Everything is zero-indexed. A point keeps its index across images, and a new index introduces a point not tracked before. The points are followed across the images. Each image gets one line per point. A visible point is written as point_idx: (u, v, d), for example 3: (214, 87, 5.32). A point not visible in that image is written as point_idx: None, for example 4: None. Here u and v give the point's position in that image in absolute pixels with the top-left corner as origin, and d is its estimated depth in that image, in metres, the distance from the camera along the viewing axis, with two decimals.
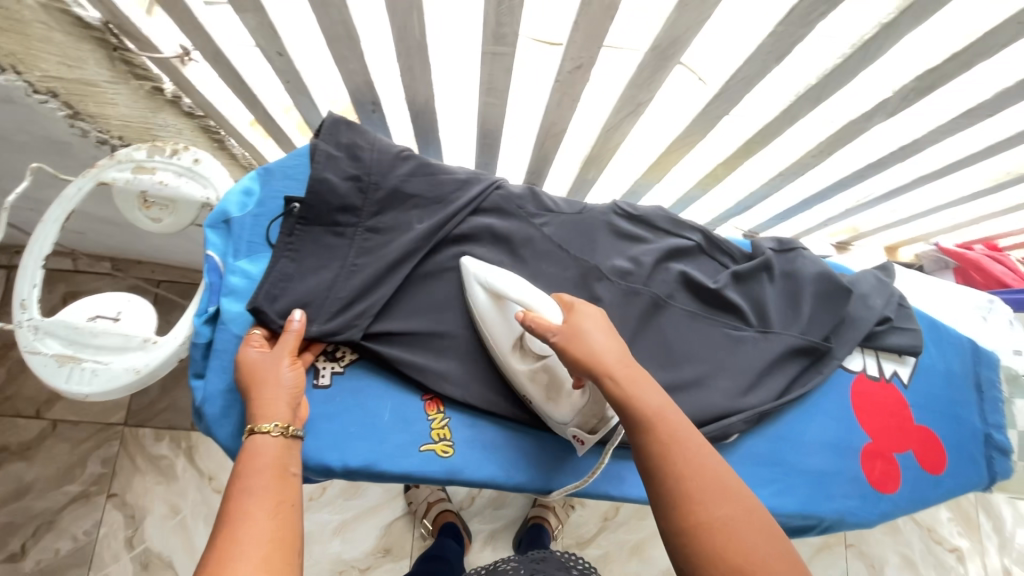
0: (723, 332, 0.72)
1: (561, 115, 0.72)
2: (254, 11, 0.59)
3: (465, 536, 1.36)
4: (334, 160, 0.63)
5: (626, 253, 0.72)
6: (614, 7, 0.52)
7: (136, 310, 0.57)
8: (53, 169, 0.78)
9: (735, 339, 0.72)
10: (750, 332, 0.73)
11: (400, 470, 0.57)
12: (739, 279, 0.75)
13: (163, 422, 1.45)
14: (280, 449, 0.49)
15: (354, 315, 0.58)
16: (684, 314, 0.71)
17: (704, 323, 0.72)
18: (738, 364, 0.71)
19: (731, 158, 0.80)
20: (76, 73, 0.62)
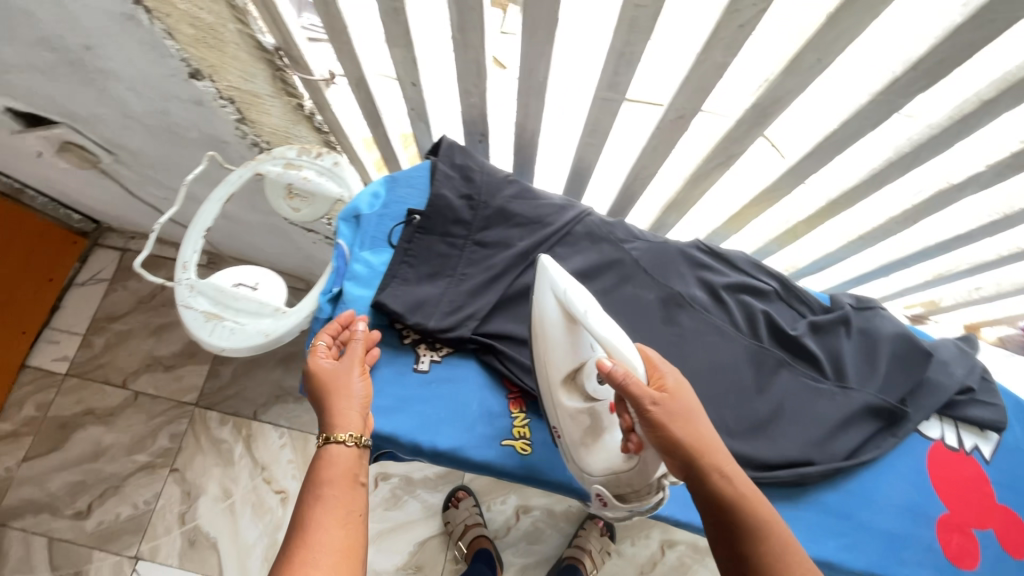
0: (801, 381, 0.73)
1: (653, 159, 0.78)
2: (404, 47, 0.69)
3: (497, 566, 1.35)
4: (450, 178, 0.71)
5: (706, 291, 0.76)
6: (724, 66, 0.59)
7: (271, 284, 0.66)
8: (223, 160, 0.88)
9: (813, 390, 0.73)
10: (827, 384, 0.74)
11: (483, 458, 0.62)
12: (817, 329, 0.77)
13: (229, 408, 1.54)
14: (353, 459, 0.54)
15: (465, 316, 0.66)
16: (761, 353, 0.74)
17: (780, 366, 0.74)
18: (814, 415, 0.72)
19: (813, 217, 0.83)
20: (248, 85, 0.74)
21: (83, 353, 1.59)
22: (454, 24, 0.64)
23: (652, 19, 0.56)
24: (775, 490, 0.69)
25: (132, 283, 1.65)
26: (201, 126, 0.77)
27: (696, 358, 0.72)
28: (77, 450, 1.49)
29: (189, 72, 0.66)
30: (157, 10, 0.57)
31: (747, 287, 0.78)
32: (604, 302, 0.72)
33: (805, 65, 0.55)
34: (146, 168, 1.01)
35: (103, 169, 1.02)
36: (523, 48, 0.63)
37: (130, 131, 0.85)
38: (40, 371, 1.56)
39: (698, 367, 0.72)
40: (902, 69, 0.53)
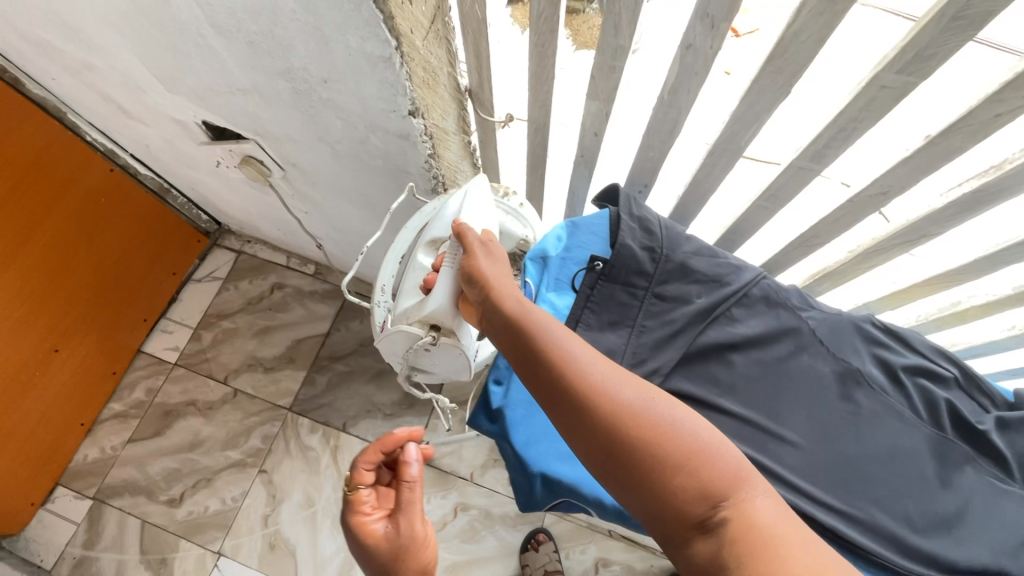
0: (989, 480, 0.68)
1: (831, 230, 0.77)
2: (603, 100, 0.72)
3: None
4: (632, 228, 0.72)
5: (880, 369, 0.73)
6: (956, 151, 0.58)
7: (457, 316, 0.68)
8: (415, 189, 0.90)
9: (1002, 492, 0.68)
10: (1016, 489, 0.69)
11: None
12: (1007, 425, 0.71)
13: (319, 416, 1.58)
14: None
15: (649, 371, 0.68)
16: (947, 446, 0.69)
17: (967, 462, 0.69)
18: (1008, 521, 0.66)
19: (993, 304, 0.78)
20: (441, 123, 0.78)
21: (192, 345, 1.67)
22: (666, 85, 0.66)
23: (892, 99, 0.56)
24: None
25: (243, 284, 1.74)
26: (390, 157, 0.82)
27: (879, 442, 0.68)
28: (177, 439, 1.56)
29: (408, 109, 0.70)
30: (407, 53, 0.61)
31: (925, 370, 0.74)
32: (781, 370, 0.70)
33: None
34: (307, 186, 1.07)
35: (268, 183, 1.10)
36: (734, 114, 0.64)
37: (314, 153, 0.91)
38: (153, 358, 1.66)
39: (881, 451, 0.68)
40: None
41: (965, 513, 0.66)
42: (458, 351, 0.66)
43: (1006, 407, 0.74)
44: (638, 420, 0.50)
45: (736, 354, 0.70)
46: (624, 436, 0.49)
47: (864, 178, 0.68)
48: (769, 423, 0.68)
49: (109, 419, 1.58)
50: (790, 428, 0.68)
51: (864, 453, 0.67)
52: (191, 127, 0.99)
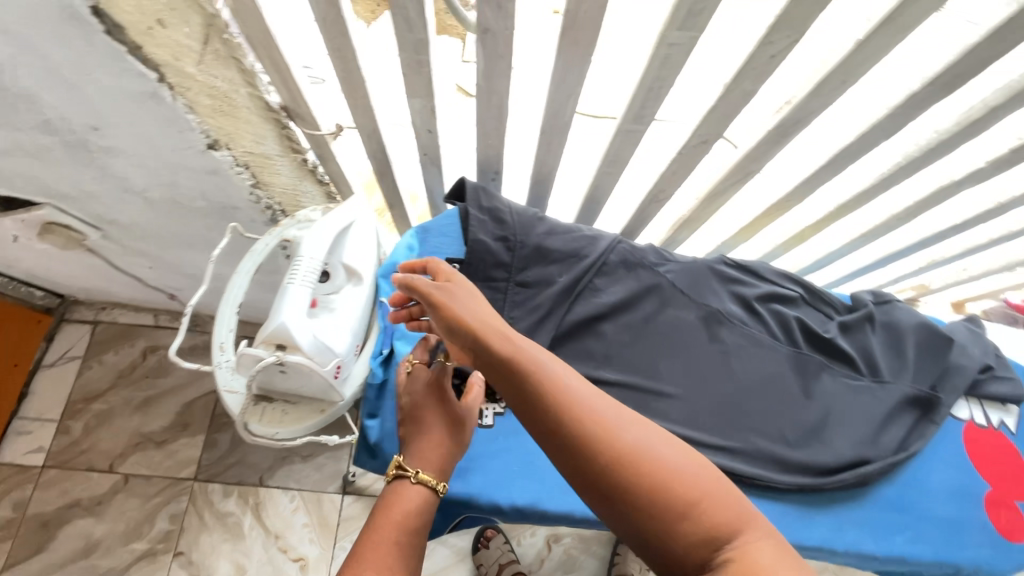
0: (842, 381, 0.76)
1: (672, 183, 0.80)
2: (425, 97, 0.69)
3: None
4: (484, 220, 0.70)
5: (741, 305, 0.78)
6: (750, 94, 0.61)
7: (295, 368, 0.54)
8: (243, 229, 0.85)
9: (853, 388, 0.76)
10: (865, 381, 0.77)
11: (565, 511, 0.58)
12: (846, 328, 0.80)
13: (231, 477, 1.45)
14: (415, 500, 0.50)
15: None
16: (802, 359, 0.76)
17: (822, 370, 0.76)
18: (860, 412, 0.74)
19: (821, 221, 0.86)
20: (260, 148, 0.71)
21: (61, 440, 1.46)
22: (479, 72, 0.64)
23: (684, 55, 0.57)
24: (841, 494, 0.70)
25: (108, 358, 1.54)
26: (210, 195, 0.74)
27: (747, 374, 0.73)
28: (65, 549, 1.36)
29: (207, 143, 0.63)
30: (178, 85, 0.55)
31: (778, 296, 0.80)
32: (650, 330, 0.73)
33: (831, 85, 0.58)
34: (138, 240, 0.95)
35: (88, 246, 0.95)
36: (550, 90, 0.63)
37: (125, 205, 0.80)
38: (13, 468, 1.42)
39: (750, 381, 0.73)
40: (921, 84, 0.57)
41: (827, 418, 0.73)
42: (312, 371, 0.54)
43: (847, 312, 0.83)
44: (646, 457, 0.39)
45: (604, 323, 0.72)
46: (600, 466, 0.38)
47: (685, 130, 0.71)
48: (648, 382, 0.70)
49: None
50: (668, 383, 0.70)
51: (736, 388, 0.72)
52: None
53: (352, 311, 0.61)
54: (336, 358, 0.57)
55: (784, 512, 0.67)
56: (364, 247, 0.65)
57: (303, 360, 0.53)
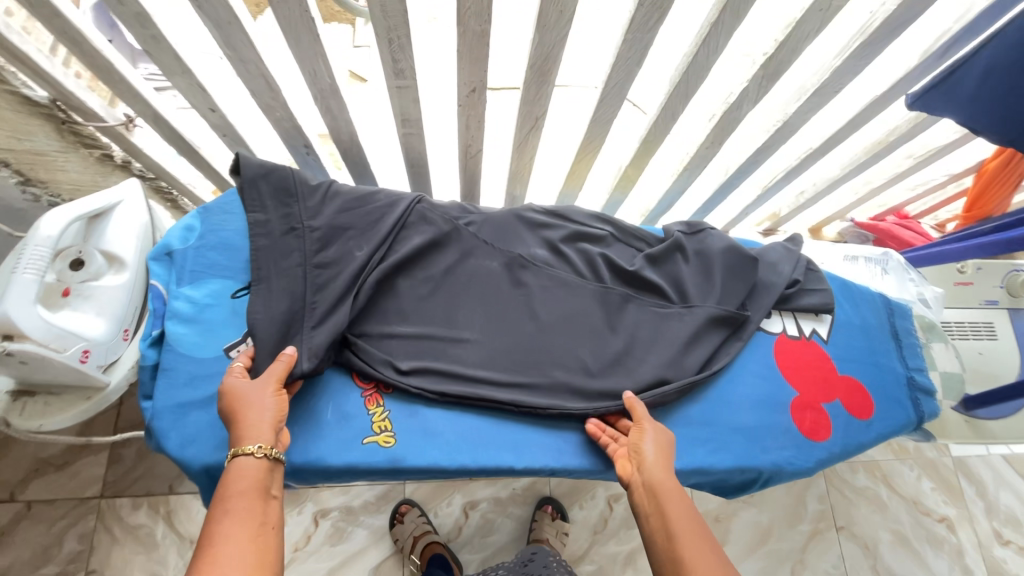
0: (651, 309, 0.78)
1: (473, 136, 0.81)
2: (183, 74, 0.67)
3: (455, 567, 1.36)
4: (267, 201, 0.68)
5: (547, 249, 0.80)
6: (485, 36, 0.61)
7: (36, 361, 0.54)
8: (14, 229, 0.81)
9: (663, 315, 0.78)
10: (675, 307, 0.79)
11: (344, 463, 0.61)
12: (655, 263, 0.82)
13: (139, 490, 1.43)
14: (263, 471, 0.50)
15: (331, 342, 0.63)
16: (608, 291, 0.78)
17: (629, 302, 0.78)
18: (666, 338, 0.77)
19: (636, 158, 0.90)
20: (25, 144, 0.71)
21: None
22: (221, 42, 0.63)
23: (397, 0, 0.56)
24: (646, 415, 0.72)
25: None
26: None
27: (550, 312, 0.75)
28: None
29: None
30: None
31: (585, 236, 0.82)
32: (450, 281, 0.74)
33: (552, 17, 0.58)
34: None
35: None
36: (293, 52, 0.63)
37: None
38: None
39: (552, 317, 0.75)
40: (634, 8, 0.57)
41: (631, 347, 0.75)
42: (53, 360, 0.54)
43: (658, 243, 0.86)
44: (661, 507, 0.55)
45: (401, 279, 0.72)
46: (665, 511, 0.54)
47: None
48: (445, 330, 0.71)
49: None
50: (465, 328, 0.72)
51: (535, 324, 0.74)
52: None
53: (114, 296, 0.61)
54: (84, 343, 0.57)
55: (577, 440, 0.69)
56: (130, 231, 0.64)
57: (34, 347, 0.52)
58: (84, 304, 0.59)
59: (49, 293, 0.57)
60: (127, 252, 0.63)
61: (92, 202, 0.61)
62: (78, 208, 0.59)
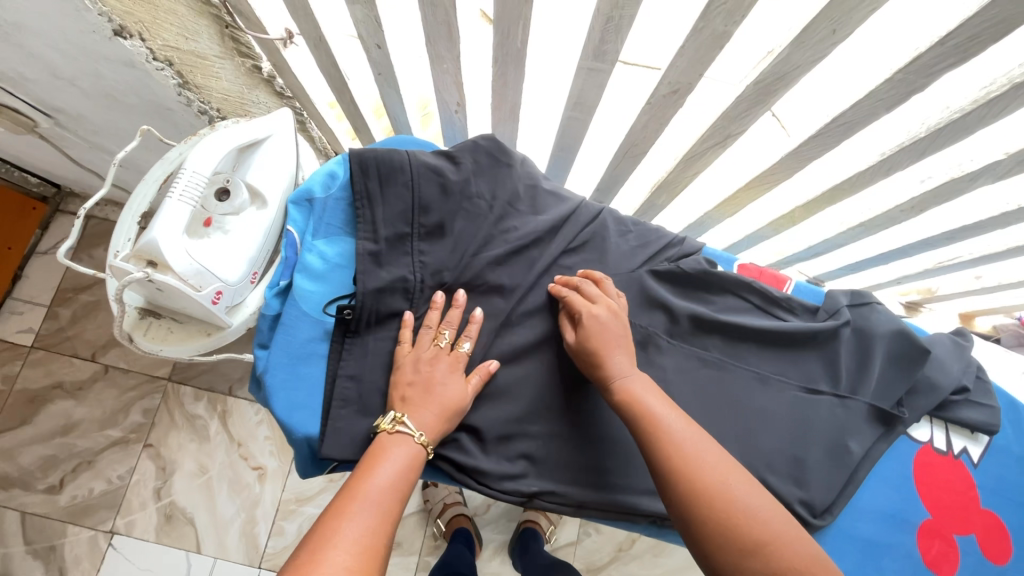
0: (798, 396, 0.70)
1: (644, 137, 0.72)
2: (364, 4, 0.61)
3: (477, 542, 1.36)
4: (386, 250, 0.60)
5: (683, 333, 0.70)
6: (725, 36, 0.52)
7: (171, 291, 0.52)
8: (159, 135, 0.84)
9: (810, 404, 0.69)
10: (825, 394, 0.70)
11: None
12: (792, 348, 0.72)
13: (204, 382, 1.50)
14: (406, 457, 0.50)
15: None
16: (754, 379, 0.70)
17: (774, 388, 0.70)
18: (814, 429, 0.68)
19: (811, 203, 0.78)
20: (191, 45, 0.67)
21: (49, 325, 1.51)
22: None
23: None
24: None
25: (97, 252, 1.56)
26: (140, 92, 0.70)
27: (709, 419, 0.67)
28: (46, 426, 1.44)
29: (112, 29, 0.57)
30: None
31: (741, 325, 0.70)
32: None
33: (815, 36, 0.48)
34: (92, 133, 0.91)
35: (42, 134, 0.92)
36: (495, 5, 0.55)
37: (64, 92, 0.76)
38: (5, 344, 1.49)
39: (703, 410, 0.67)
40: (928, 46, 0.46)
41: (788, 445, 0.67)
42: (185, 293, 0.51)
43: (811, 319, 0.74)
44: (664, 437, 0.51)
45: (513, 330, 0.64)
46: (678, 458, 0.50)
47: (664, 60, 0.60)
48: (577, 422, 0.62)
49: None
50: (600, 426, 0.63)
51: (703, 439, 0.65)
52: None
53: (251, 234, 0.58)
54: (218, 284, 0.54)
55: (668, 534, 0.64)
56: (277, 168, 0.60)
57: (174, 280, 0.50)
58: (222, 237, 0.56)
59: (197, 225, 0.54)
60: (270, 191, 0.59)
61: (247, 130, 0.56)
62: (227, 132, 0.54)
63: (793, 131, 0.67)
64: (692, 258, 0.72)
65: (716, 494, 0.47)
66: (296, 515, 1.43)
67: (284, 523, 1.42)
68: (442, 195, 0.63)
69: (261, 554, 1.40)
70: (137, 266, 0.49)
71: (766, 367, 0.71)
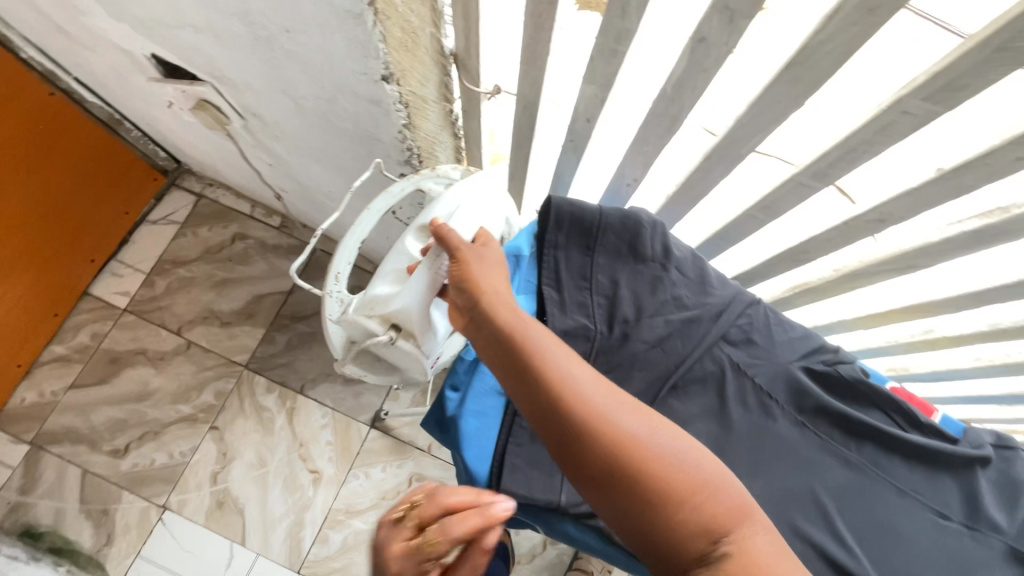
0: (930, 517, 0.69)
1: (821, 248, 0.73)
2: (600, 86, 0.65)
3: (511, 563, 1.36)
4: (568, 302, 0.69)
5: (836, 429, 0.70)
6: (966, 188, 0.54)
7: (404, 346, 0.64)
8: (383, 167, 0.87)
9: (941, 529, 0.69)
10: (956, 524, 0.69)
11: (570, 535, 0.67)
12: (933, 469, 0.71)
13: (277, 375, 1.52)
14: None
15: None
16: (893, 491, 0.69)
17: (911, 502, 0.69)
18: (943, 555, 0.68)
19: (964, 337, 0.79)
20: (419, 89, 0.71)
21: (144, 291, 1.57)
22: (671, 79, 0.60)
23: (910, 126, 0.51)
24: None
25: (202, 231, 1.62)
26: (358, 121, 0.75)
27: (846, 525, 0.67)
28: (123, 389, 1.48)
29: (382, 75, 0.61)
30: (382, 12, 0.52)
31: (880, 434, 0.70)
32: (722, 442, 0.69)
33: None
34: (271, 138, 0.97)
35: (226, 131, 0.98)
36: (740, 119, 0.58)
37: (278, 105, 0.81)
38: (99, 302, 1.55)
39: (843, 513, 0.68)
40: None
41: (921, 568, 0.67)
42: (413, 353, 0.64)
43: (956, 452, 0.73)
44: (585, 411, 0.49)
45: (677, 398, 0.70)
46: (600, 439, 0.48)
47: (865, 201, 0.64)
48: None
49: (50, 362, 1.49)
50: None
51: (839, 541, 0.67)
52: (139, 59, 0.87)
53: None
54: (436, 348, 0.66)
55: None
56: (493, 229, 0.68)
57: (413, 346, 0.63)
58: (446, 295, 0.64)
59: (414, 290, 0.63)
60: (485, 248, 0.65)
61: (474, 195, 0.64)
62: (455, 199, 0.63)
63: (977, 275, 0.68)
64: (851, 365, 0.72)
65: (657, 466, 0.47)
66: (343, 526, 1.42)
67: (329, 532, 1.42)
68: (621, 254, 0.70)
69: (302, 559, 1.39)
70: (386, 330, 0.62)
71: (906, 482, 0.70)
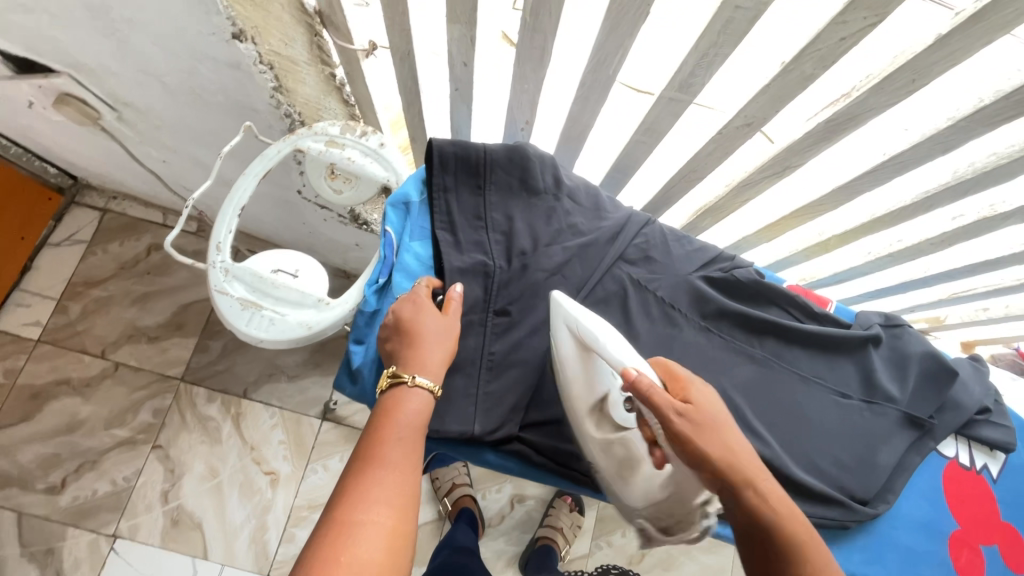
0: (833, 398, 0.75)
1: (706, 164, 0.75)
2: (465, 24, 0.64)
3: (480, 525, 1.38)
4: (464, 241, 0.69)
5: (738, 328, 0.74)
6: (811, 78, 0.57)
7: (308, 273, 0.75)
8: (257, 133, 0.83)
9: (843, 407, 0.74)
10: (856, 401, 0.75)
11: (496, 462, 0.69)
12: (831, 354, 0.76)
13: (216, 384, 1.47)
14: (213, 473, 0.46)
15: (507, 411, 0.68)
16: (797, 380, 0.74)
17: (815, 389, 0.74)
18: (848, 431, 0.73)
19: (851, 232, 0.84)
20: (287, 51, 0.68)
21: (57, 318, 1.47)
22: (527, 6, 0.60)
23: (747, 21, 0.53)
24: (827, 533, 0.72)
25: (112, 247, 1.53)
26: (230, 91, 0.73)
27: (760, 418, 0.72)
28: (51, 422, 1.40)
29: (232, 32, 0.60)
30: None
31: (778, 327, 0.74)
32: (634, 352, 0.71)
33: (897, 83, 0.55)
34: (152, 128, 0.92)
35: (101, 126, 0.92)
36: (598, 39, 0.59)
37: (143, 87, 0.77)
38: (8, 336, 1.45)
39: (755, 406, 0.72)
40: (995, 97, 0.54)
41: (830, 444, 0.73)
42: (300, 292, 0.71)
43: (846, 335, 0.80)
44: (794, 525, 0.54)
45: None
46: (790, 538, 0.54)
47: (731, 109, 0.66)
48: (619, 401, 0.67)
49: None
50: None
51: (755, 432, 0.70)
52: None
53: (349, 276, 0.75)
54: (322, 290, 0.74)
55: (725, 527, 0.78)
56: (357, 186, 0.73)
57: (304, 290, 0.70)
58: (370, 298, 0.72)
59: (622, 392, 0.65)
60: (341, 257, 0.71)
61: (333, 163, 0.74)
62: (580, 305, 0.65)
63: (847, 168, 0.73)
64: (744, 269, 0.76)
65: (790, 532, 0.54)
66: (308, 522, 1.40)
67: (294, 530, 1.40)
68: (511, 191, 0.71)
69: (270, 561, 1.37)
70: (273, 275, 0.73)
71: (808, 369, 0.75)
